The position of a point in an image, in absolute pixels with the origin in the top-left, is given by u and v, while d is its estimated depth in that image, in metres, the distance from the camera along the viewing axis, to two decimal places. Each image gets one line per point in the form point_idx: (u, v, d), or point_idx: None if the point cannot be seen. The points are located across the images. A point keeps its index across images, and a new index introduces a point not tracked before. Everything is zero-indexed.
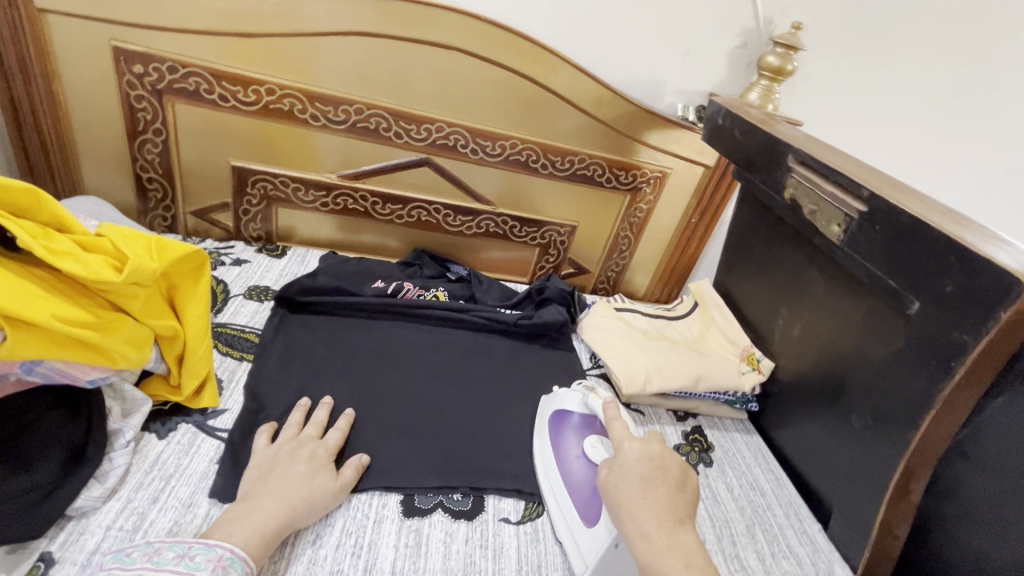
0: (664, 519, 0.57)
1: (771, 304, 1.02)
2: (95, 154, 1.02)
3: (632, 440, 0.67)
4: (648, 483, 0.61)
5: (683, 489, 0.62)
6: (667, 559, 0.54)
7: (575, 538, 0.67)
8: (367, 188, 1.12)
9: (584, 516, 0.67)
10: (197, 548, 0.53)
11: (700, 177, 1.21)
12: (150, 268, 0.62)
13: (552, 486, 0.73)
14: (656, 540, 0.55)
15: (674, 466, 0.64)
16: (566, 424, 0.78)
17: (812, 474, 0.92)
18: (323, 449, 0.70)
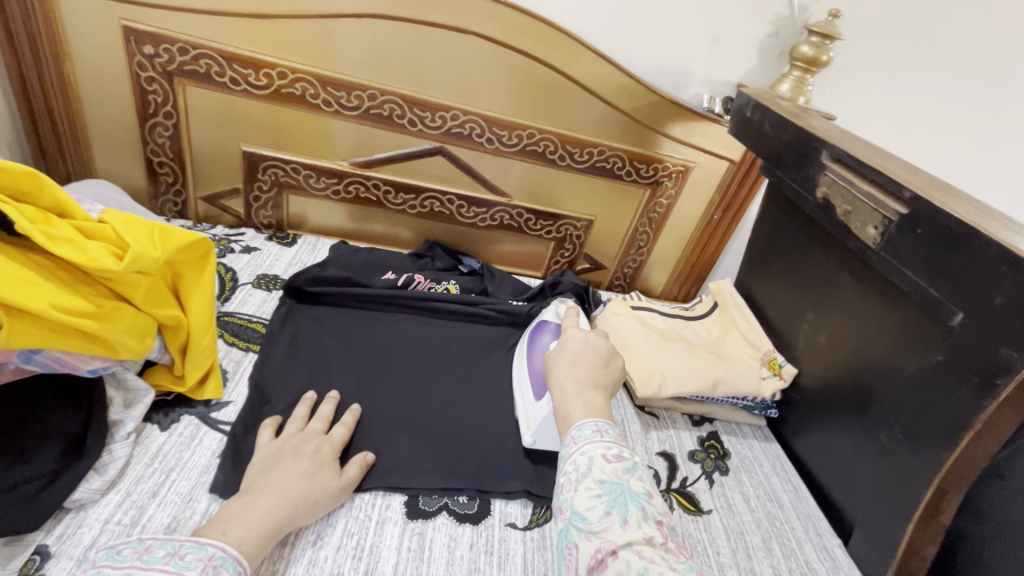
0: (581, 381, 0.67)
1: (796, 306, 0.98)
2: (106, 137, 1.00)
3: (576, 329, 0.77)
4: (579, 358, 0.71)
5: (608, 365, 0.71)
6: (571, 402, 0.64)
7: (526, 405, 0.80)
8: (379, 176, 1.09)
9: (534, 390, 0.79)
10: (188, 547, 0.50)
11: (724, 172, 1.16)
12: (152, 256, 0.60)
13: (520, 370, 0.86)
14: (568, 390, 0.66)
15: (605, 350, 0.73)
16: (542, 328, 0.89)
17: (833, 486, 0.88)
18: (328, 446, 0.68)
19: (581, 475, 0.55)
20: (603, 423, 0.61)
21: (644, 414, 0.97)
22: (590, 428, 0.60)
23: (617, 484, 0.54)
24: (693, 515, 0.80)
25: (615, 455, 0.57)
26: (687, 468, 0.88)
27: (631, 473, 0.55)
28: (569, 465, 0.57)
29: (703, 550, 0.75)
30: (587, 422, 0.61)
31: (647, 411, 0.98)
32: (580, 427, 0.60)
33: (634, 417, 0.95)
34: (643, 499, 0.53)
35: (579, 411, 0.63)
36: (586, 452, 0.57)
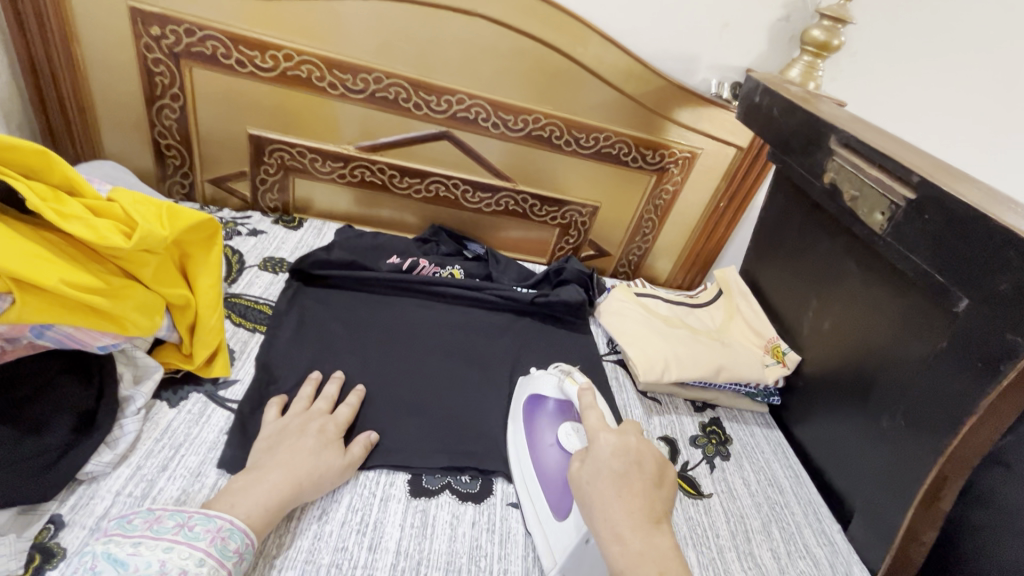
0: (639, 521, 0.53)
1: (802, 294, 0.97)
2: (114, 119, 1.01)
3: (607, 431, 0.62)
4: (622, 481, 0.56)
5: (658, 485, 0.58)
6: (641, 565, 0.50)
7: (544, 528, 0.64)
8: (384, 160, 1.09)
9: (555, 509, 0.64)
10: (196, 519, 0.52)
11: (731, 159, 1.15)
12: (161, 235, 0.61)
13: (523, 476, 0.70)
14: (631, 544, 0.51)
15: (649, 459, 0.59)
16: (541, 411, 0.74)
17: (834, 472, 0.88)
18: (333, 424, 0.69)
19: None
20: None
21: (646, 400, 0.97)
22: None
23: None
24: (694, 499, 0.81)
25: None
26: (689, 453, 0.89)
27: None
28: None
29: (702, 533, 0.76)
30: None
31: (650, 396, 0.98)
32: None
33: (637, 402, 0.96)
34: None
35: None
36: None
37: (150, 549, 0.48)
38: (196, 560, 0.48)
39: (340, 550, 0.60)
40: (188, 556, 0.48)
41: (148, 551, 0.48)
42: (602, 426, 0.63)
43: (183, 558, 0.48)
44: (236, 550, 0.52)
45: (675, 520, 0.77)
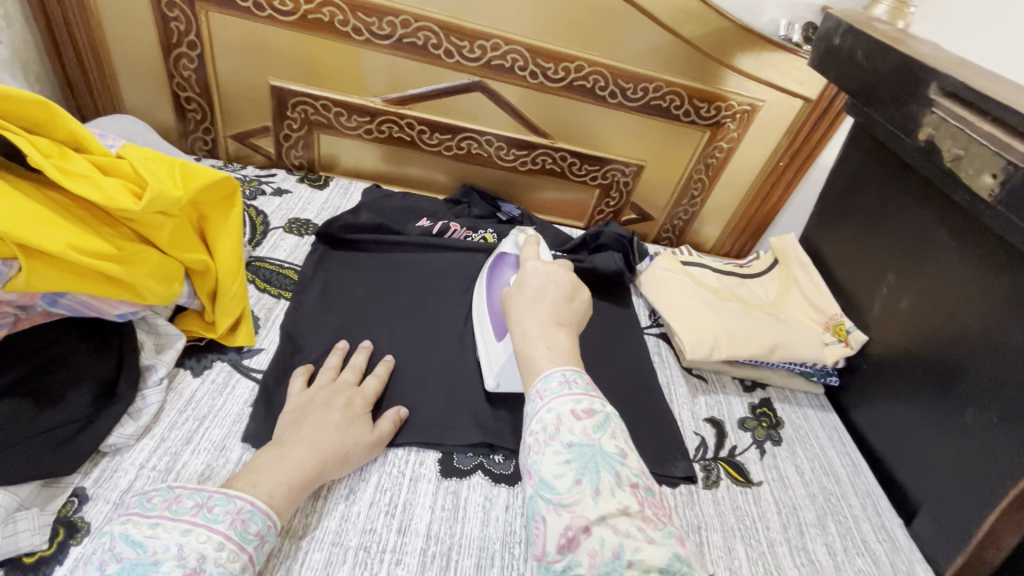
0: (543, 318, 0.56)
1: (875, 267, 0.87)
2: (132, 69, 0.96)
3: (537, 261, 0.64)
4: (538, 295, 0.59)
5: (571, 300, 0.59)
6: (533, 344, 0.54)
7: (488, 344, 0.74)
8: (413, 114, 1.01)
9: (494, 329, 0.73)
10: (217, 498, 0.49)
11: (797, 113, 1.03)
12: (174, 196, 0.56)
13: (478, 305, 0.79)
14: (530, 331, 0.55)
15: (566, 281, 0.61)
16: (501, 263, 0.78)
17: (898, 462, 0.81)
18: (361, 398, 0.65)
19: (550, 438, 0.46)
20: (572, 370, 0.51)
21: (691, 377, 0.90)
22: (556, 377, 0.50)
23: (589, 447, 0.45)
24: (742, 487, 0.75)
25: (585, 410, 0.47)
26: (737, 437, 0.82)
27: (601, 430, 0.46)
28: (536, 424, 0.48)
29: (751, 524, 0.71)
30: (554, 371, 0.50)
31: (695, 373, 0.91)
32: (546, 378, 0.50)
33: (681, 379, 0.89)
34: (617, 461, 0.45)
35: (545, 363, 0.52)
36: (552, 410, 0.48)
37: (168, 531, 0.45)
38: (215, 544, 0.46)
39: (368, 532, 0.58)
40: (206, 539, 0.46)
41: (166, 533, 0.45)
42: (537, 259, 0.65)
43: (201, 542, 0.45)
44: (256, 533, 0.49)
45: (722, 509, 0.71)
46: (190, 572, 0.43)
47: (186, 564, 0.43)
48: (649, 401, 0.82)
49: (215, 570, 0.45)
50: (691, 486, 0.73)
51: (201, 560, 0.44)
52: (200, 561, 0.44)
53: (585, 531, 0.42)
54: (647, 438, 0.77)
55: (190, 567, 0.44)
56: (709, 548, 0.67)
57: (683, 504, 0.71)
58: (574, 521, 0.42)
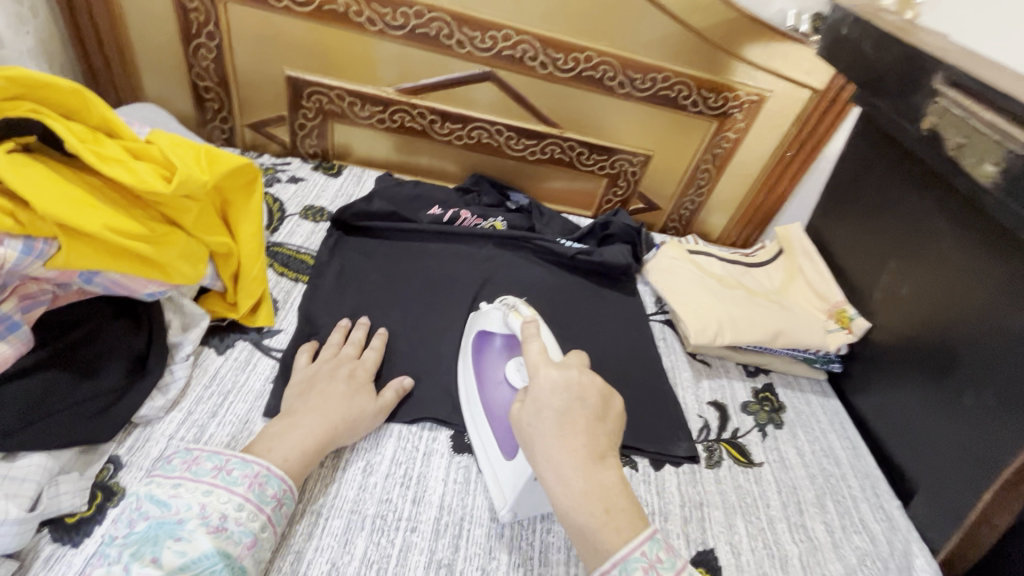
0: (581, 460, 0.47)
1: (879, 256, 0.88)
2: (153, 59, 0.98)
3: (549, 367, 0.54)
4: (564, 420, 0.49)
5: (603, 419, 0.51)
6: (584, 507, 0.46)
7: (494, 467, 0.62)
8: (425, 104, 1.03)
9: (504, 449, 0.62)
10: (234, 462, 0.51)
11: (804, 103, 1.04)
12: (201, 180, 0.58)
13: (473, 413, 0.68)
14: (573, 485, 0.47)
15: (592, 390, 0.52)
16: (490, 347, 0.71)
17: (897, 446, 0.83)
18: (362, 369, 0.68)
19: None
20: (649, 543, 0.45)
21: (696, 362, 0.92)
22: (637, 563, 0.44)
23: None
24: (744, 467, 0.77)
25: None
26: (739, 420, 0.84)
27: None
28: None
29: (751, 502, 0.73)
30: (635, 559, 0.44)
31: (699, 358, 0.94)
32: (624, 567, 0.43)
33: (685, 364, 0.91)
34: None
35: (603, 530, 0.45)
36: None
37: (190, 492, 0.48)
38: (235, 505, 0.49)
39: (385, 501, 0.60)
40: (227, 500, 0.49)
41: (188, 493, 0.48)
42: (547, 362, 0.55)
43: (222, 502, 0.48)
44: (273, 495, 0.52)
45: (723, 487, 0.74)
46: (213, 530, 0.47)
47: (208, 523, 0.47)
48: (654, 385, 0.84)
49: (236, 528, 0.48)
50: (694, 466, 0.76)
51: (222, 519, 0.48)
52: (222, 520, 0.47)
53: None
54: (652, 420, 0.79)
55: (212, 526, 0.47)
56: (711, 524, 0.69)
57: (686, 482, 0.73)
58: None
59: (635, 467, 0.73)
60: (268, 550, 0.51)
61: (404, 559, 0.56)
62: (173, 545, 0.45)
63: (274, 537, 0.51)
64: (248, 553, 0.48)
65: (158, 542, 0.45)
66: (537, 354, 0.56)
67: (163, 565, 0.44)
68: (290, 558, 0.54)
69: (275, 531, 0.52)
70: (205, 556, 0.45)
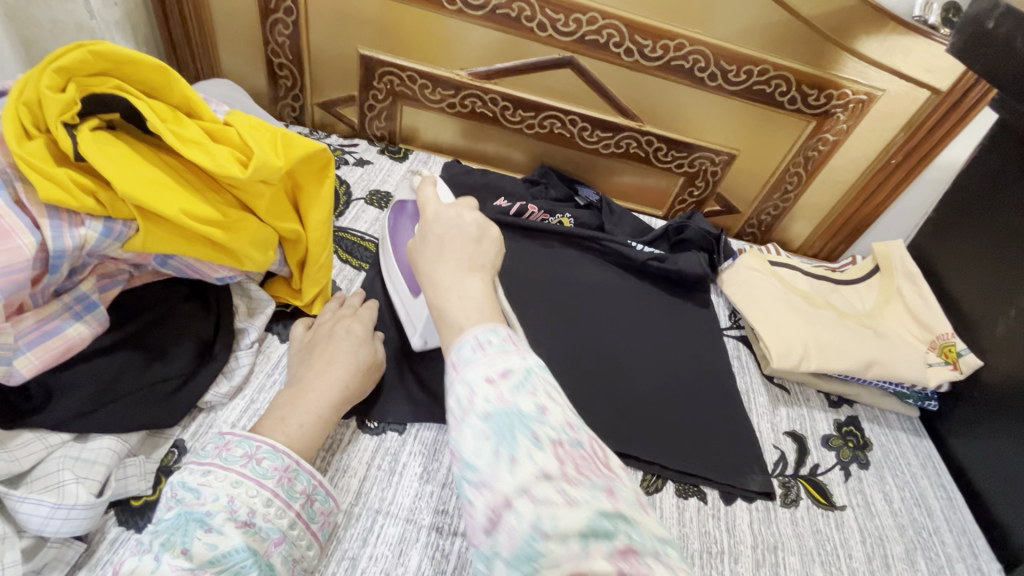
0: (453, 265, 0.48)
1: (1003, 287, 0.79)
2: (230, 33, 0.97)
3: (435, 203, 0.55)
4: (443, 246, 0.50)
5: (482, 242, 0.51)
6: (444, 295, 0.46)
7: (406, 305, 0.70)
8: (498, 89, 0.98)
9: (410, 288, 0.69)
10: (265, 451, 0.48)
11: (921, 106, 0.92)
12: (276, 166, 0.56)
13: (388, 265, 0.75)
14: (440, 281, 0.47)
15: (472, 223, 0.52)
16: (401, 212, 0.75)
17: (1002, 502, 0.74)
18: (361, 323, 0.65)
19: (462, 413, 0.38)
20: (487, 330, 0.42)
21: (773, 386, 0.85)
22: (469, 345, 0.41)
23: (504, 412, 0.37)
24: (825, 509, 0.70)
25: (501, 371, 0.39)
26: (820, 455, 0.77)
27: (521, 390, 0.38)
28: (449, 402, 0.40)
29: (832, 550, 0.66)
30: (466, 337, 0.42)
31: (776, 382, 0.86)
32: (458, 347, 0.42)
33: (761, 388, 0.84)
34: (535, 421, 0.37)
35: (458, 315, 0.44)
36: (466, 380, 0.39)
37: (220, 480, 0.45)
38: (264, 500, 0.46)
39: (441, 513, 0.58)
40: (256, 494, 0.46)
41: (217, 483, 0.45)
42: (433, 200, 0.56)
43: (251, 496, 0.45)
44: (302, 491, 0.49)
45: (801, 530, 0.67)
46: (242, 524, 0.44)
47: (237, 518, 0.44)
48: (727, 407, 0.78)
49: (264, 524, 0.45)
50: (769, 503, 0.69)
51: (251, 514, 0.45)
52: (250, 515, 0.45)
53: (505, 506, 0.34)
54: (722, 447, 0.73)
55: (241, 521, 0.44)
56: (785, 571, 0.63)
57: (760, 521, 0.67)
58: (495, 498, 0.34)
59: (704, 498, 0.68)
60: (302, 547, 0.48)
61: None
62: (203, 537, 0.41)
63: (307, 537, 0.49)
64: (276, 550, 0.45)
65: (188, 532, 0.41)
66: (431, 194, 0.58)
67: (193, 557, 0.40)
68: (343, 565, 0.52)
69: (307, 528, 0.49)
70: (235, 551, 0.42)
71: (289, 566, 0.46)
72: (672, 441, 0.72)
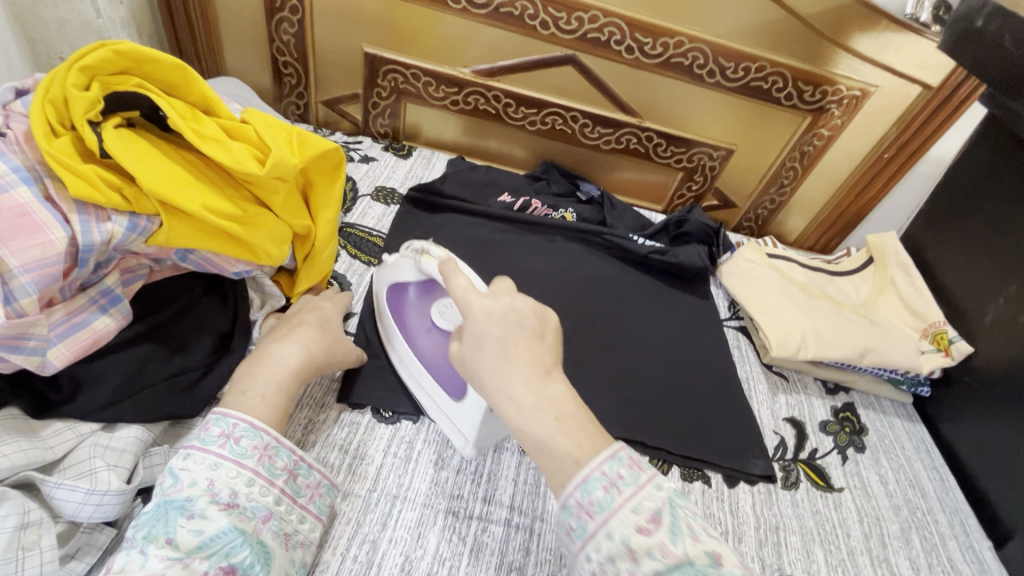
0: (528, 375, 0.42)
1: (992, 276, 0.81)
2: (235, 32, 0.98)
3: (478, 294, 0.47)
4: (506, 347, 0.43)
5: (544, 336, 0.44)
6: (535, 416, 0.41)
7: (445, 410, 0.63)
8: (501, 86, 1.00)
9: (451, 392, 0.62)
10: (243, 430, 0.48)
11: (912, 102, 0.95)
12: (292, 164, 0.57)
13: (405, 362, 0.67)
14: (522, 401, 0.41)
15: (528, 311, 0.44)
16: (406, 301, 0.67)
17: (992, 482, 0.77)
18: (328, 308, 0.65)
19: (625, 570, 0.36)
20: (611, 461, 0.39)
21: (772, 374, 0.87)
22: (597, 483, 0.39)
23: (675, 565, 0.36)
24: (824, 491, 0.73)
25: (650, 515, 0.38)
26: (818, 440, 0.80)
27: (678, 535, 0.37)
28: (596, 554, 0.38)
29: (831, 530, 0.69)
30: (594, 473, 0.39)
31: (775, 370, 0.89)
32: (583, 486, 0.39)
33: (761, 376, 0.87)
34: (714, 572, 0.36)
35: (566, 445, 0.40)
36: (615, 533, 0.37)
37: (198, 463, 0.45)
38: (245, 480, 0.46)
39: (456, 498, 0.60)
40: (236, 475, 0.46)
41: (195, 466, 0.45)
42: (474, 291, 0.47)
43: (231, 477, 0.45)
44: (284, 468, 0.49)
45: (801, 511, 0.70)
46: (225, 506, 0.44)
47: (220, 500, 0.44)
48: (728, 394, 0.81)
49: (249, 504, 0.45)
50: (770, 486, 0.72)
51: (233, 496, 0.45)
52: (232, 496, 0.45)
53: None
54: (723, 432, 0.75)
55: (224, 503, 0.44)
56: (787, 549, 0.66)
57: (762, 503, 0.69)
58: None
59: (708, 481, 0.70)
60: (293, 522, 0.49)
61: (476, 558, 0.56)
62: (187, 524, 0.42)
63: (297, 514, 0.50)
64: (264, 527, 0.46)
65: (169, 521, 0.41)
66: (463, 285, 0.49)
67: (179, 545, 0.41)
68: (365, 547, 0.54)
69: (293, 504, 0.50)
70: (223, 533, 0.43)
71: (282, 540, 0.47)
72: (676, 428, 0.74)
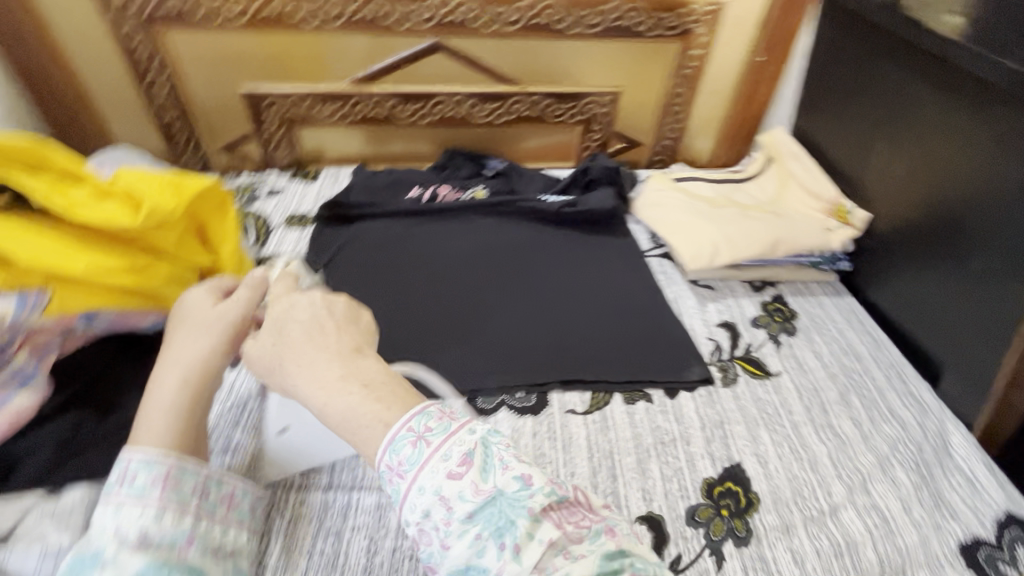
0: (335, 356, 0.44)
1: (869, 142, 0.86)
2: (115, 104, 1.01)
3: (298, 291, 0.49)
4: (312, 331, 0.45)
5: (355, 320, 0.48)
6: (343, 390, 0.42)
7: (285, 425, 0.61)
8: (382, 89, 1.03)
9: None
10: (136, 465, 0.45)
11: (763, 3, 1.00)
12: (169, 208, 0.60)
13: None
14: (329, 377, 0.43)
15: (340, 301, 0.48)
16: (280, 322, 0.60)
17: (916, 330, 0.81)
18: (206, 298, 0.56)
19: (438, 520, 0.38)
20: (419, 417, 0.41)
21: (699, 288, 0.91)
22: (405, 441, 0.40)
23: (488, 502, 0.38)
24: (762, 379, 0.77)
25: (459, 459, 0.39)
26: (751, 335, 0.84)
27: (487, 472, 0.39)
28: (411, 512, 0.39)
29: (773, 411, 0.73)
30: (402, 436, 0.41)
31: (702, 284, 0.92)
32: (392, 449, 0.40)
33: (689, 292, 0.90)
34: (524, 496, 0.38)
35: (372, 407, 0.42)
36: (426, 485, 0.39)
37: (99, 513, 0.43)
38: (153, 514, 0.44)
39: None
40: (142, 512, 0.43)
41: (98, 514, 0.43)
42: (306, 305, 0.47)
43: (135, 516, 0.43)
44: (195, 488, 0.47)
45: (742, 402, 0.74)
46: (138, 545, 0.42)
47: (130, 542, 0.42)
48: (658, 316, 0.84)
49: (163, 535, 0.43)
50: (710, 387, 0.76)
51: (144, 533, 0.43)
52: (143, 534, 0.43)
53: None
54: (657, 351, 0.79)
55: (135, 542, 0.42)
56: (734, 439, 0.69)
57: (704, 404, 0.73)
58: None
59: (651, 399, 0.74)
60: (219, 535, 0.48)
61: None
62: None
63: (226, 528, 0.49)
64: (192, 549, 0.44)
65: None
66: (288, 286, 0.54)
67: None
68: (330, 540, 0.57)
69: (216, 518, 0.49)
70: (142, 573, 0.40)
71: (214, 555, 0.46)
72: (612, 359, 0.78)
